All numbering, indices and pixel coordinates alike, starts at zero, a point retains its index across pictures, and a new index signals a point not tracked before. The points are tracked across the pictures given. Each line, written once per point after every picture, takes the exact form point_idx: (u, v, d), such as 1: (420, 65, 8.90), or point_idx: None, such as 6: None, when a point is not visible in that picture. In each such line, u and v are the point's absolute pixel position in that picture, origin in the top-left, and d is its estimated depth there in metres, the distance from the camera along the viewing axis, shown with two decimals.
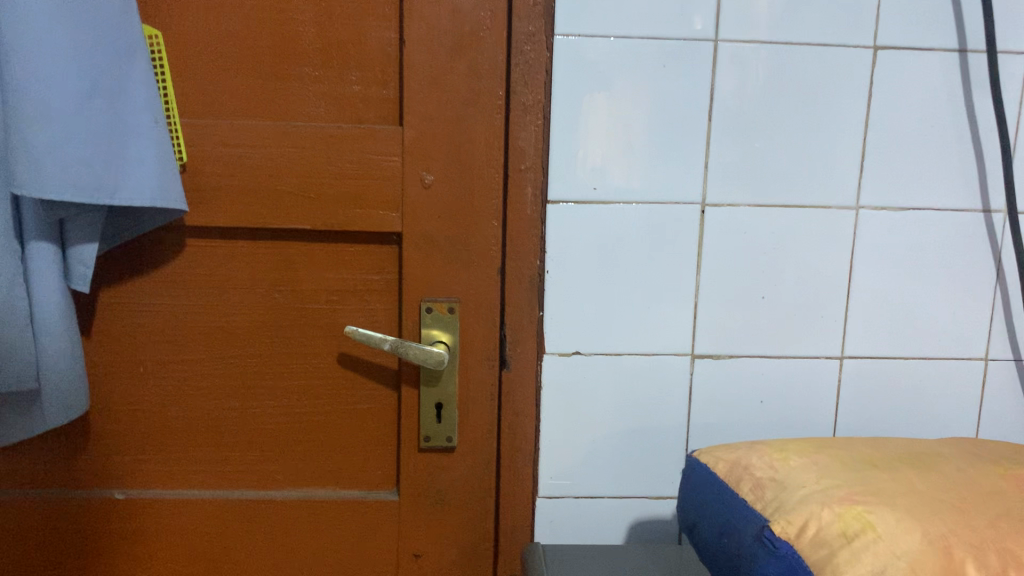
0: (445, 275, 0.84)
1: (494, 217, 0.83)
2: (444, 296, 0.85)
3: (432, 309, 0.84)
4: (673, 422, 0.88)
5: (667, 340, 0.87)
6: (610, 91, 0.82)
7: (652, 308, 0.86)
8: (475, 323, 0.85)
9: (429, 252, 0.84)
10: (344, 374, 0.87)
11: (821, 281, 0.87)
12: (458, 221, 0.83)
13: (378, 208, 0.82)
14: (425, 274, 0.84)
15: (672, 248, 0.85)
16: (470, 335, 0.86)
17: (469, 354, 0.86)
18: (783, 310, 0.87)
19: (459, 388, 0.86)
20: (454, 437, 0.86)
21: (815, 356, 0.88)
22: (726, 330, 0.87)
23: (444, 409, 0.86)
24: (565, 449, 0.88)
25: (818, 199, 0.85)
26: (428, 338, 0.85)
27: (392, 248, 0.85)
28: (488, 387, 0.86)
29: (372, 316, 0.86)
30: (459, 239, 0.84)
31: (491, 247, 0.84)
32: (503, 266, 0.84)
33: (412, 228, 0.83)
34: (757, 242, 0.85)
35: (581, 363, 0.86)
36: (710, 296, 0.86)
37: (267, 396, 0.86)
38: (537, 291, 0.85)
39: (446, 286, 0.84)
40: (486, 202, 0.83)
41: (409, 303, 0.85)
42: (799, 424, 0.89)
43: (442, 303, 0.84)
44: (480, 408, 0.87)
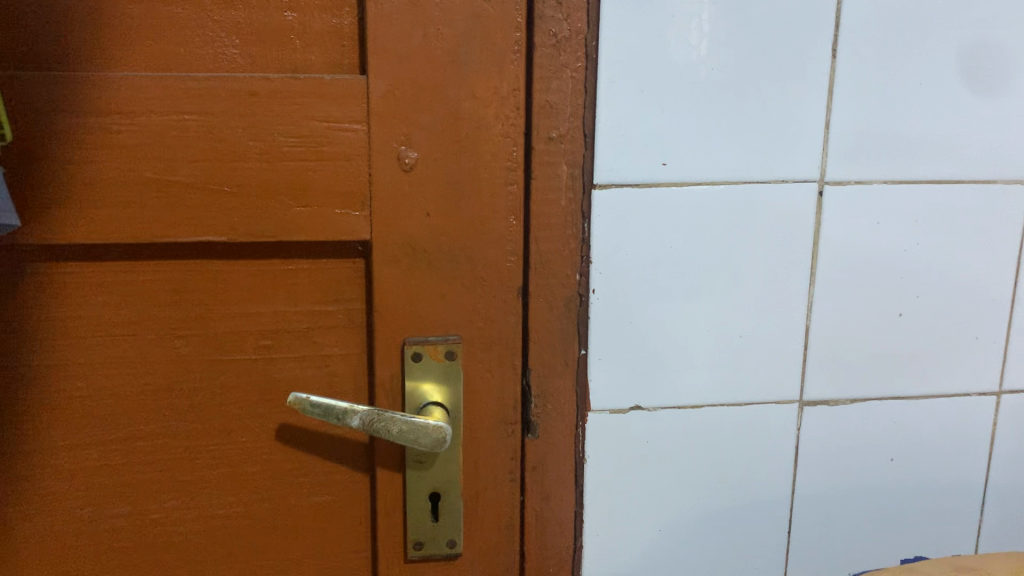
0: (440, 304, 0.55)
1: (512, 213, 0.54)
2: (439, 334, 0.56)
3: (422, 355, 0.55)
4: (770, 496, 0.62)
5: (765, 382, 0.60)
6: (685, 14, 0.54)
7: (744, 338, 0.59)
8: (488, 372, 0.57)
9: (414, 269, 0.54)
10: (291, 454, 0.58)
11: (977, 288, 0.61)
12: (457, 219, 0.54)
13: (333, 205, 0.53)
14: (410, 303, 0.55)
15: (774, 248, 0.58)
16: (477, 389, 0.57)
17: (479, 418, 0.57)
18: (924, 332, 0.61)
19: (465, 470, 0.58)
20: (459, 541, 0.59)
21: (965, 394, 0.62)
22: (845, 363, 0.60)
23: (443, 501, 0.58)
24: (618, 543, 0.61)
25: (977, 171, 0.59)
26: (417, 398, 0.56)
27: (355, 262, 0.55)
28: (507, 464, 0.58)
29: (325, 365, 0.57)
30: (459, 247, 0.54)
31: (508, 255, 0.55)
32: (525, 285, 0.56)
33: (388, 234, 0.53)
34: (892, 236, 0.59)
35: (643, 421, 0.59)
36: (825, 315, 0.59)
37: (172, 490, 0.57)
38: (577, 319, 0.57)
39: (441, 318, 0.55)
40: (500, 188, 0.54)
41: (386, 347, 0.55)
42: (941, 487, 0.64)
43: (436, 344, 0.55)
44: (496, 494, 0.59)
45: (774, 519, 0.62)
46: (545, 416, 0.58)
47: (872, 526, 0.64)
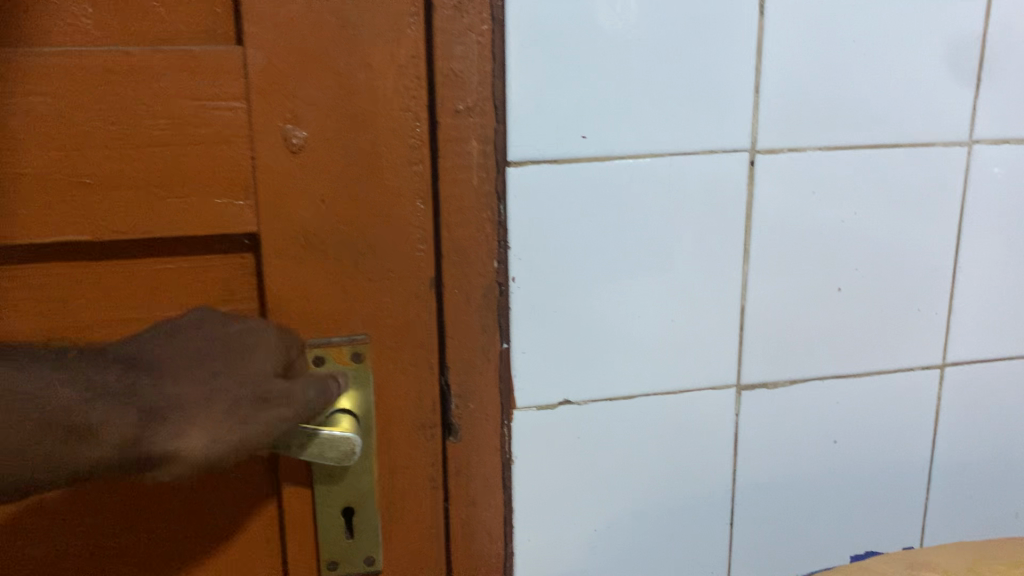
0: (342, 300, 0.49)
1: (420, 196, 0.49)
2: (343, 333, 0.50)
3: (324, 359, 0.50)
4: (711, 486, 0.58)
5: (700, 367, 0.56)
6: None
7: (678, 322, 0.55)
8: (401, 373, 0.51)
9: (311, 263, 0.48)
10: (188, 488, 0.51)
11: (918, 257, 0.57)
12: (357, 206, 0.48)
13: (213, 195, 0.46)
14: (308, 301, 0.49)
15: (706, 224, 0.54)
16: (389, 392, 0.51)
17: (393, 424, 0.52)
18: (864, 306, 0.57)
19: (381, 481, 0.53)
20: (377, 557, 0.54)
21: (908, 369, 0.59)
22: (784, 343, 0.57)
23: (357, 517, 0.52)
24: (551, 546, 0.57)
25: (915, 135, 0.55)
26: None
27: (244, 258, 0.49)
28: (427, 471, 0.53)
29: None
30: (361, 236, 0.49)
31: (418, 242, 0.49)
32: (438, 276, 0.50)
33: (279, 225, 0.48)
34: (829, 206, 0.55)
35: (573, 416, 0.55)
36: (762, 293, 0.55)
37: (52, 543, 0.50)
38: (497, 310, 0.52)
39: (344, 316, 0.50)
40: (404, 169, 0.48)
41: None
42: (885, 465, 0.61)
43: (340, 346, 0.50)
44: (417, 505, 0.54)
45: (715, 510, 0.59)
46: (466, 417, 0.53)
47: (817, 511, 0.60)
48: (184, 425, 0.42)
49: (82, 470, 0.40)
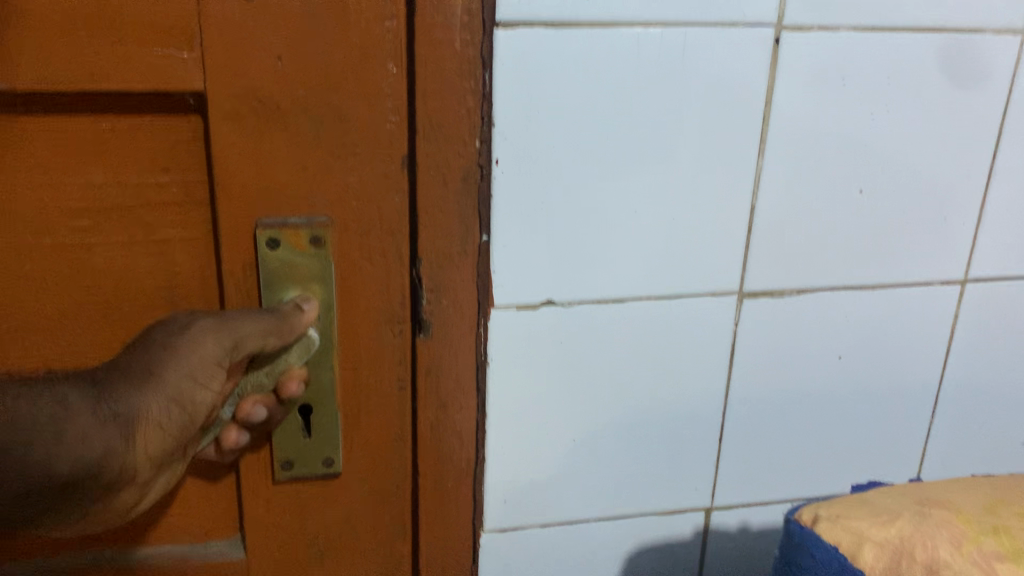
0: (301, 176, 0.43)
1: (392, 58, 0.42)
2: (302, 214, 0.44)
3: (279, 242, 0.44)
4: (701, 398, 0.54)
5: (700, 270, 0.51)
6: None
7: (679, 218, 0.49)
8: (367, 261, 0.46)
9: (264, 131, 0.42)
10: None
11: (950, 160, 0.51)
12: (319, 66, 0.41)
13: (149, 44, 0.39)
14: (262, 176, 0.43)
15: (719, 111, 0.47)
16: (354, 283, 0.46)
17: (357, 317, 0.47)
18: (885, 211, 0.52)
19: (341, 378, 0.48)
20: (337, 459, 0.49)
21: (925, 283, 0.54)
22: (794, 248, 0.51)
23: (316, 416, 0.48)
24: (526, 454, 0.53)
25: (967, 18, 0.48)
26: (278, 293, 0.45)
27: (190, 121, 0.43)
28: (393, 369, 0.49)
29: (161, 255, 0.45)
30: (324, 102, 0.42)
31: (388, 112, 0.43)
32: (411, 155, 0.45)
33: (227, 85, 0.41)
34: (857, 98, 0.49)
35: (557, 319, 0.50)
36: (774, 192, 0.50)
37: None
38: (477, 197, 0.46)
39: (304, 194, 0.44)
40: (374, 25, 0.41)
41: (233, 232, 0.44)
42: (890, 385, 0.56)
43: (297, 229, 0.44)
44: (381, 406, 0.49)
45: (704, 423, 0.54)
46: (439, 313, 0.48)
47: (812, 429, 0.56)
48: (127, 380, 0.40)
49: (82, 455, 0.38)
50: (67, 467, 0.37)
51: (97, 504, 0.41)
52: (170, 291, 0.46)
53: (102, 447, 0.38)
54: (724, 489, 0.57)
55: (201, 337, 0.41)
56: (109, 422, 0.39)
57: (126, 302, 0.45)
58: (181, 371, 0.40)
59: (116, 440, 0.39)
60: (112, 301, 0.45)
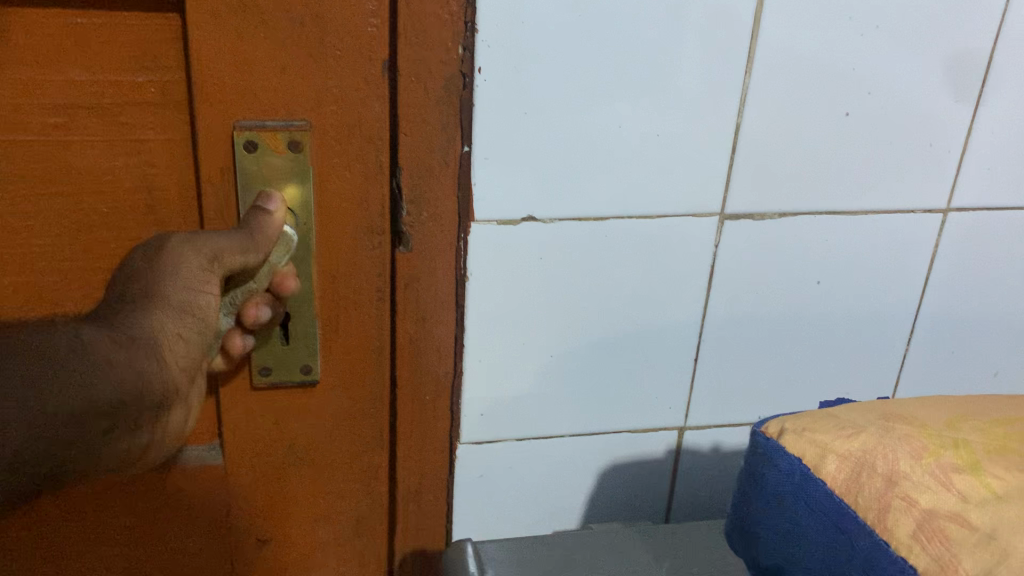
0: (279, 78, 0.43)
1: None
2: (280, 117, 0.44)
3: (257, 144, 0.44)
4: (679, 319, 0.54)
5: (681, 189, 0.50)
6: None
7: (663, 136, 0.49)
8: (346, 167, 0.46)
9: (242, 30, 0.41)
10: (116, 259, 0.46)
11: (939, 84, 0.51)
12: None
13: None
14: (239, 77, 0.42)
15: (706, 25, 0.46)
16: (332, 188, 0.46)
17: (335, 227, 0.47)
18: (870, 135, 0.51)
19: (320, 287, 0.48)
20: (314, 367, 0.50)
21: (907, 210, 0.54)
22: (778, 170, 0.51)
23: (294, 320, 0.48)
24: (504, 369, 0.53)
25: None
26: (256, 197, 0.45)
27: (169, 19, 0.42)
28: (372, 281, 0.49)
29: (141, 160, 0.45)
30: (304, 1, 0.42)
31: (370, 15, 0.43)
32: (392, 59, 0.44)
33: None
34: (848, 17, 0.48)
35: (538, 234, 0.50)
36: (760, 112, 0.49)
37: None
38: (459, 106, 0.46)
39: (282, 97, 0.43)
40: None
41: (210, 135, 0.43)
42: (867, 311, 0.57)
43: (275, 131, 0.44)
44: (359, 313, 0.50)
45: (681, 344, 0.55)
46: (418, 224, 0.48)
47: (788, 353, 0.57)
48: (127, 308, 0.39)
49: (121, 379, 0.37)
50: (107, 389, 0.37)
51: (144, 436, 0.40)
52: (150, 194, 0.45)
53: (136, 369, 0.38)
54: (699, 409, 0.58)
55: (182, 251, 0.40)
56: (130, 342, 0.38)
57: (104, 205, 0.45)
58: (172, 288, 0.40)
59: (145, 359, 0.38)
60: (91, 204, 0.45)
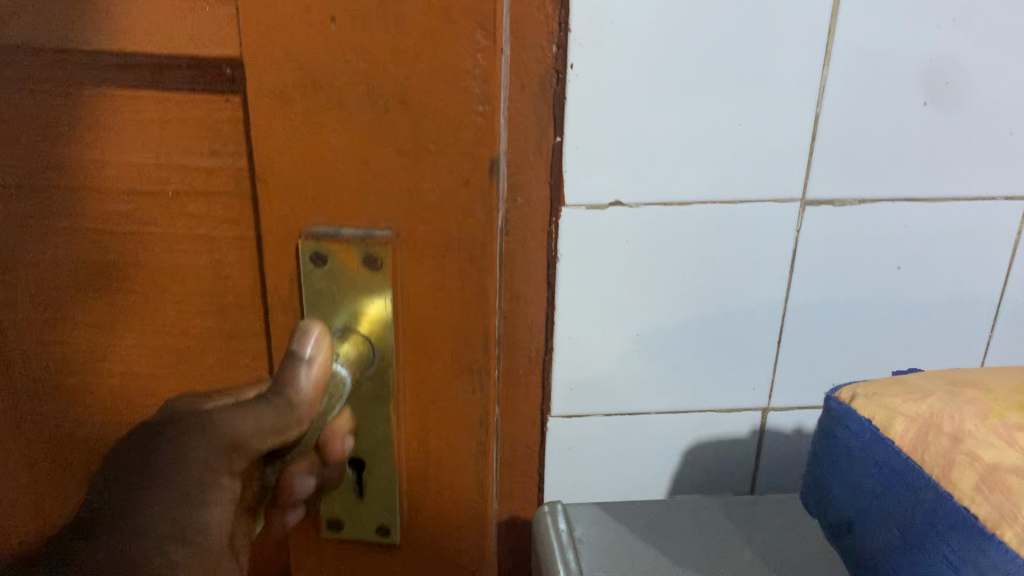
0: (363, 170, 0.40)
1: (485, 30, 0.36)
2: (362, 224, 0.41)
3: (330, 255, 0.42)
4: (762, 304, 0.57)
5: (760, 178, 0.53)
6: None
7: (745, 126, 0.52)
8: (428, 274, 0.42)
9: (321, 112, 0.38)
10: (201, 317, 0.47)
11: (1021, 74, 0.52)
12: (393, 42, 0.37)
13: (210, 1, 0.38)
14: (323, 170, 0.40)
15: (782, 23, 0.49)
16: (417, 294, 0.43)
17: (422, 322, 0.44)
18: (949, 123, 0.53)
19: (405, 385, 0.45)
20: (392, 528, 0.49)
21: (989, 197, 0.55)
22: (857, 158, 0.53)
23: (368, 474, 0.48)
24: (593, 348, 0.57)
25: None
26: (321, 309, 0.43)
27: None
28: (460, 377, 0.45)
29: (212, 249, 0.45)
30: (391, 92, 0.38)
31: (476, 102, 0.38)
32: (490, 156, 0.39)
33: (275, 71, 0.37)
34: (925, 11, 0.50)
35: (623, 219, 0.53)
36: (839, 103, 0.52)
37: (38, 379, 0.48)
38: (552, 101, 0.50)
39: (352, 198, 0.40)
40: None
41: (286, 231, 0.42)
42: (950, 298, 0.58)
43: (352, 244, 0.42)
44: (438, 430, 0.47)
45: (764, 327, 0.58)
46: (515, 211, 0.52)
47: (870, 338, 0.59)
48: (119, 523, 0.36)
49: None
50: None
51: None
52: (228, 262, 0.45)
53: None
54: (780, 391, 0.60)
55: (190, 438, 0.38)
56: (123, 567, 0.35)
57: (176, 287, 0.46)
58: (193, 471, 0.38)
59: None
60: (164, 294, 0.46)
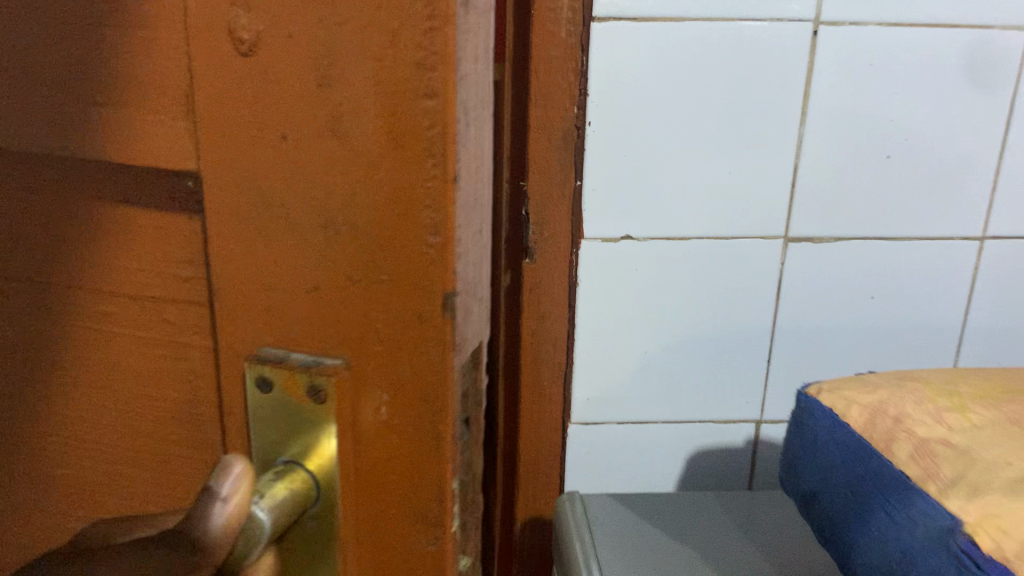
0: (290, 291, 0.26)
1: (435, 156, 0.23)
2: (311, 349, 0.27)
3: (271, 383, 0.28)
4: (753, 326, 0.66)
5: (749, 218, 0.63)
6: None
7: (735, 174, 0.62)
8: (381, 437, 0.27)
9: (238, 187, 0.26)
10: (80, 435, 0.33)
11: (969, 133, 0.62)
12: (346, 154, 0.24)
13: (83, 102, 0.26)
14: (244, 276, 0.27)
15: (763, 88, 0.60)
16: (351, 469, 0.28)
17: (390, 502, 0.28)
18: (910, 174, 0.63)
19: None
20: None
21: (948, 238, 0.65)
22: (832, 202, 0.63)
23: None
24: (607, 363, 0.67)
25: (977, 17, 0.59)
26: (268, 435, 0.28)
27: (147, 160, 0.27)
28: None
29: (106, 344, 0.31)
30: (348, 205, 0.25)
31: (425, 228, 0.24)
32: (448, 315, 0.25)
33: (221, 151, 0.25)
34: (884, 80, 0.60)
35: (633, 250, 0.64)
36: (815, 155, 0.62)
37: None
38: (574, 151, 0.61)
39: (308, 325, 0.27)
40: (415, 126, 0.23)
41: (230, 352, 0.28)
42: (918, 326, 0.67)
43: (292, 375, 0.27)
44: None
45: (755, 347, 0.67)
46: (541, 243, 0.63)
47: (848, 359, 0.68)
48: None
49: None
50: None
51: None
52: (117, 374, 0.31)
53: None
54: (772, 406, 0.69)
55: None
56: None
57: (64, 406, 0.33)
58: None
59: None
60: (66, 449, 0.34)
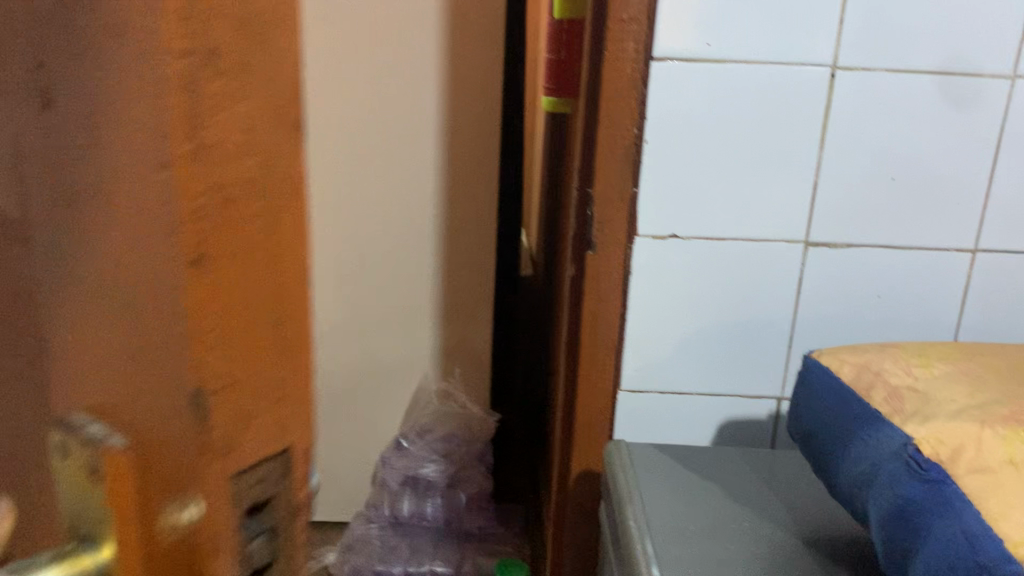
0: (95, 374, 0.31)
1: (174, 247, 0.27)
2: (100, 425, 0.31)
3: (67, 457, 0.32)
4: (776, 316, 0.79)
5: (775, 225, 0.77)
6: None
7: (764, 188, 0.76)
8: (165, 539, 0.31)
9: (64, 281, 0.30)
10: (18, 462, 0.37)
11: (961, 162, 0.75)
12: (130, 247, 0.28)
13: (21, 159, 0.30)
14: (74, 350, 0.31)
15: (788, 119, 0.74)
16: (136, 541, 0.31)
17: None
18: (911, 194, 0.76)
19: None
20: None
21: (944, 249, 0.77)
22: (846, 214, 0.77)
23: None
24: (652, 342, 0.81)
25: (968, 67, 0.72)
26: (72, 507, 0.33)
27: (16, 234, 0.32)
28: None
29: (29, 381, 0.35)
30: (120, 309, 0.29)
31: (172, 336, 0.28)
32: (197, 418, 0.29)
33: (41, 234, 0.31)
34: (889, 116, 0.74)
35: (679, 247, 0.78)
36: (831, 174, 0.76)
37: None
38: (632, 163, 0.76)
39: (115, 400, 0.31)
40: (182, 240, 0.27)
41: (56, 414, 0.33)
42: (918, 323, 0.80)
43: (84, 453, 0.31)
44: None
45: (778, 333, 0.80)
46: (602, 236, 0.77)
47: None
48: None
49: None
50: None
51: None
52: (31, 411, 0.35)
53: None
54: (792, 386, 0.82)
55: None
56: None
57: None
58: None
59: None
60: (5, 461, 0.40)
